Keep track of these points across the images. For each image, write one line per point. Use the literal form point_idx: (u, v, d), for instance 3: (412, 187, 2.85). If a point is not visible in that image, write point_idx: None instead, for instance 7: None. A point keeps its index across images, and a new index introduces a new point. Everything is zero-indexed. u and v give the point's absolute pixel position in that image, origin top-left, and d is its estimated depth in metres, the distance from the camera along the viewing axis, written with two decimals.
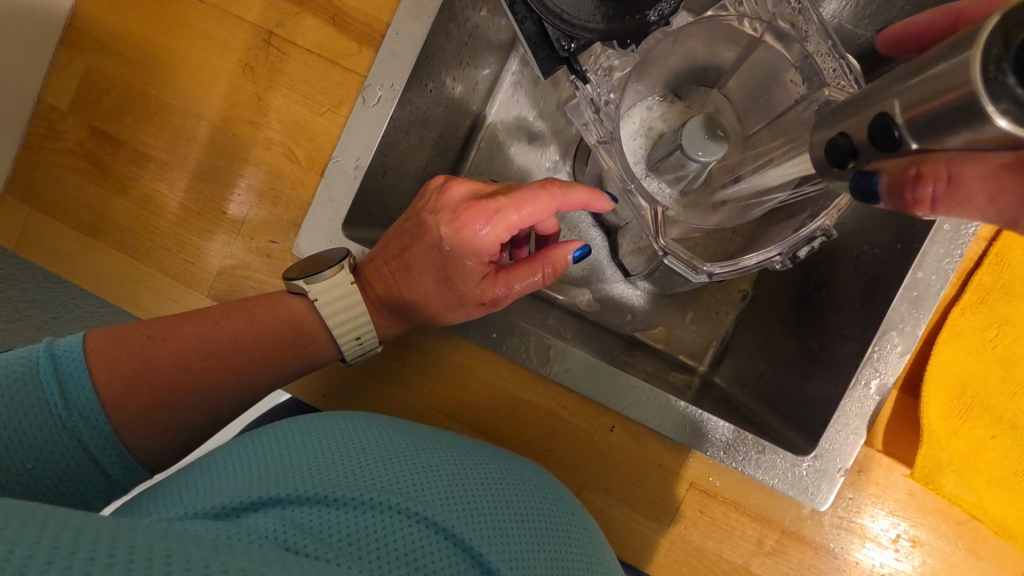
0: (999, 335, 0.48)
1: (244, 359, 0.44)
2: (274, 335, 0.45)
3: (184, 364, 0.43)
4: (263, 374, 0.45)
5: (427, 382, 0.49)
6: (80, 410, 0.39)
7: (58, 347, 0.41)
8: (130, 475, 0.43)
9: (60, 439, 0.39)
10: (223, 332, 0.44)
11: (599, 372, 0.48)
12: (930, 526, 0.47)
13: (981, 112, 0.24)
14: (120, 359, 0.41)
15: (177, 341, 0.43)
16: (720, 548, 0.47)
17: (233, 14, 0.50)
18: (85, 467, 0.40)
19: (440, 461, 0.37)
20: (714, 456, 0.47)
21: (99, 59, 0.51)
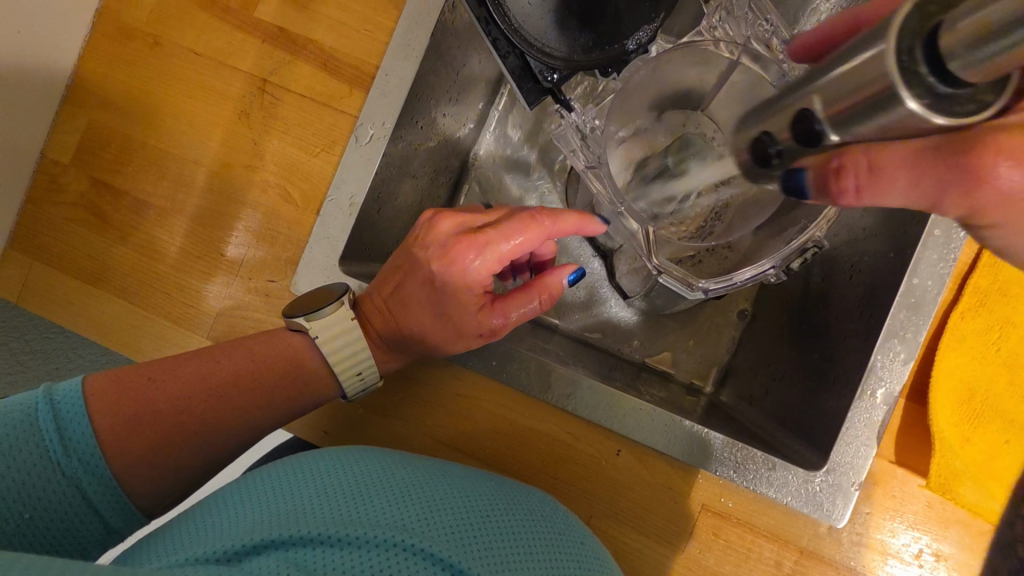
0: (1001, 336, 0.48)
1: (246, 397, 0.44)
2: (278, 375, 0.45)
3: (185, 408, 0.43)
4: (264, 416, 0.45)
5: (429, 414, 0.48)
6: (80, 456, 0.39)
7: (58, 392, 0.40)
8: (129, 524, 0.42)
9: (60, 488, 0.38)
10: (225, 371, 0.44)
11: (600, 394, 0.48)
12: (953, 539, 0.46)
13: (896, 100, 0.25)
14: (121, 406, 0.41)
15: (179, 381, 0.43)
16: (738, 572, 0.46)
17: (228, 65, 0.52)
18: (86, 517, 0.40)
19: (446, 494, 0.36)
20: (725, 475, 0.46)
21: (100, 113, 0.53)
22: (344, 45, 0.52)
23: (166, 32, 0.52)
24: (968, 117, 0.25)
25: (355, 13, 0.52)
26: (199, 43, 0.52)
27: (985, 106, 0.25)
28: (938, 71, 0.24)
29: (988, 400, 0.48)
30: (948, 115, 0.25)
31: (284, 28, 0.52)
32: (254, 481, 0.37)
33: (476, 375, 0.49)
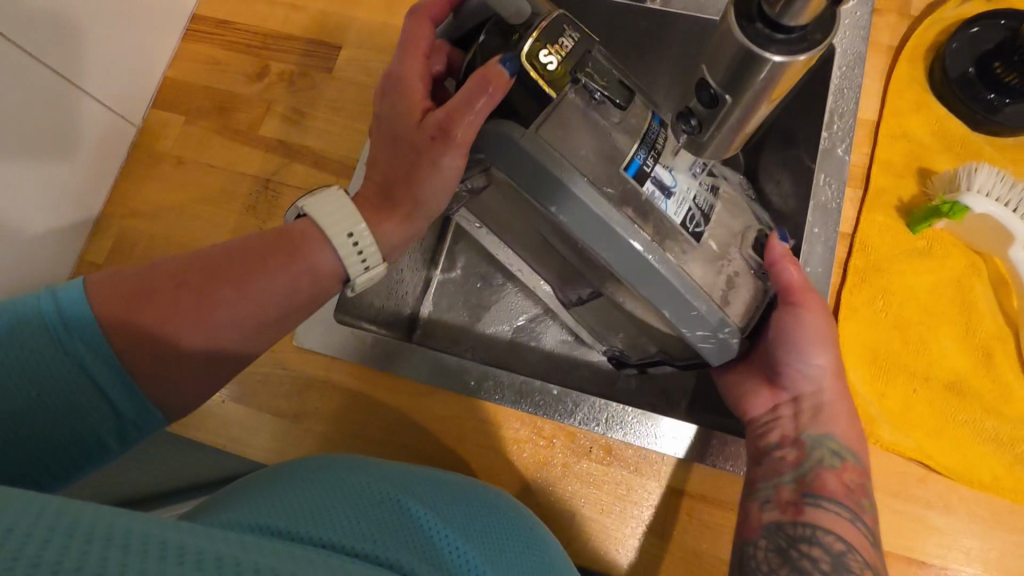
0: (884, 298, 0.54)
1: (230, 285, 0.43)
2: (300, 241, 0.45)
3: (196, 304, 0.43)
4: (274, 305, 0.45)
5: (418, 437, 0.55)
6: (81, 336, 0.40)
7: (61, 296, 0.40)
8: (147, 422, 0.44)
9: (87, 381, 0.40)
10: (222, 287, 0.43)
11: (567, 400, 0.55)
12: (925, 501, 0.49)
13: (755, 55, 0.30)
14: (145, 301, 0.41)
15: (174, 265, 0.44)
16: (715, 549, 0.50)
17: (235, 172, 0.64)
18: (113, 420, 0.42)
19: (446, 511, 0.41)
20: (683, 455, 0.52)
21: (128, 222, 0.64)
22: (328, 148, 0.64)
23: (188, 153, 0.65)
24: (805, 52, 0.30)
25: (338, 122, 0.64)
26: (213, 160, 0.65)
27: (817, 44, 0.30)
28: (773, 42, 0.30)
29: (899, 354, 0.52)
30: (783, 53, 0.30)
31: (280, 139, 0.65)
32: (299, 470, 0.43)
33: (450, 394, 0.56)
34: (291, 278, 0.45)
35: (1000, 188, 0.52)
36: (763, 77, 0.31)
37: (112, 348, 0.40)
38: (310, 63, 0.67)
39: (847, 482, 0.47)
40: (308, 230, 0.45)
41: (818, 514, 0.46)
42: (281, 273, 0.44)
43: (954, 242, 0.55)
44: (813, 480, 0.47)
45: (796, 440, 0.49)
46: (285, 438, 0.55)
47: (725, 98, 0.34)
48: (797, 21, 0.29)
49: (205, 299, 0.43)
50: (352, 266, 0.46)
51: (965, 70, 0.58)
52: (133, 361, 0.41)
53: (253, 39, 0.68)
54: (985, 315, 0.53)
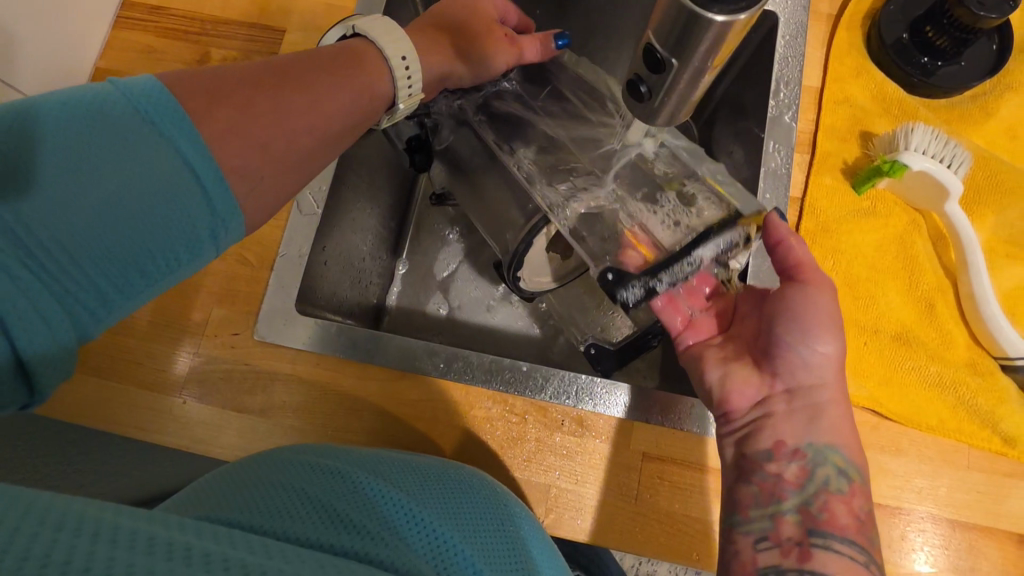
0: (835, 257, 0.56)
1: (290, 69, 0.43)
2: (361, 58, 0.47)
3: (261, 101, 0.40)
4: (337, 120, 0.44)
5: (389, 422, 0.55)
6: (163, 116, 0.34)
7: (136, 85, 0.35)
8: (228, 223, 0.37)
9: (173, 165, 0.34)
10: (278, 95, 0.41)
11: (538, 375, 0.55)
12: (878, 447, 0.52)
13: (697, 16, 0.31)
14: (224, 97, 0.38)
15: (238, 71, 0.41)
16: (687, 508, 0.51)
17: None
18: (204, 219, 0.36)
19: (428, 499, 0.40)
20: (650, 420, 0.53)
21: None
22: None
23: None
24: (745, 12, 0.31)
25: None
26: None
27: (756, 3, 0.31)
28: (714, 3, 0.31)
29: (851, 310, 0.55)
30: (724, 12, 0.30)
31: None
32: (285, 457, 0.43)
33: (420, 378, 0.56)
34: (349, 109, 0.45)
35: (935, 146, 0.55)
36: (707, 38, 0.32)
37: (203, 134, 0.36)
38: (253, 48, 0.64)
39: (855, 511, 0.46)
40: (366, 50, 0.47)
41: (823, 552, 0.44)
42: (342, 89, 0.44)
43: (896, 199, 0.58)
44: (820, 512, 0.46)
45: (796, 451, 0.48)
46: (252, 434, 0.54)
47: (671, 61, 0.34)
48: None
49: (286, 99, 0.41)
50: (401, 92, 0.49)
51: (899, 36, 0.60)
52: (222, 149, 0.36)
53: (191, 25, 0.65)
54: (927, 267, 0.56)
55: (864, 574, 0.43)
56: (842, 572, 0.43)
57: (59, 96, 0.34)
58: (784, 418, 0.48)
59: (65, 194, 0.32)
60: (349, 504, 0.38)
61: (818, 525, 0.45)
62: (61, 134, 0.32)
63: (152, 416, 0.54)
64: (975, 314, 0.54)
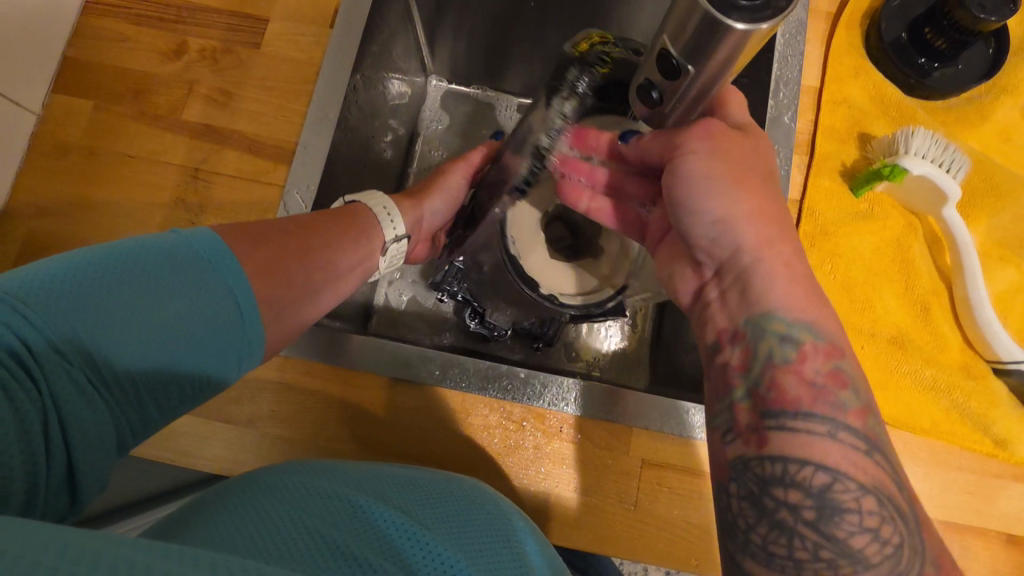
0: (834, 262, 0.56)
1: (306, 224, 0.50)
2: (366, 234, 0.55)
3: (290, 246, 0.48)
4: (344, 258, 0.52)
5: (383, 430, 0.53)
6: (211, 265, 0.43)
7: (192, 241, 0.43)
8: (246, 357, 0.45)
9: (221, 311, 0.42)
10: (307, 237, 0.50)
11: (535, 381, 0.54)
12: None
13: (719, 22, 0.29)
14: (259, 249, 0.46)
15: (260, 224, 0.48)
16: (686, 515, 0.51)
17: (159, 161, 0.58)
18: (235, 347, 0.44)
19: (429, 519, 0.40)
20: (649, 427, 0.53)
21: (36, 222, 0.57)
22: (263, 131, 0.59)
23: (101, 142, 0.59)
24: (768, 22, 0.30)
25: (271, 104, 0.59)
26: (131, 149, 0.58)
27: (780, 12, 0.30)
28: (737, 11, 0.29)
29: (848, 315, 0.55)
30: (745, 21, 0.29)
31: (208, 124, 0.59)
32: (278, 476, 0.42)
33: (414, 384, 0.54)
34: (356, 260, 0.54)
35: (934, 150, 0.55)
36: (726, 45, 0.31)
37: (244, 278, 0.44)
38: (233, 38, 0.61)
39: (810, 377, 0.39)
40: (363, 213, 0.56)
41: (786, 438, 0.38)
42: (342, 239, 0.52)
43: (893, 203, 0.58)
44: (770, 391, 0.40)
45: (736, 335, 0.42)
46: (240, 445, 0.52)
47: (687, 67, 0.33)
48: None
49: (306, 248, 0.49)
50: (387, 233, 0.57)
51: (898, 36, 0.59)
52: (258, 286, 0.45)
53: (166, 12, 0.62)
54: (923, 271, 0.56)
55: (873, 466, 0.37)
56: (842, 462, 0.37)
57: (125, 245, 0.42)
58: (720, 306, 0.44)
59: (136, 340, 0.39)
60: (351, 530, 0.37)
61: (780, 406, 0.39)
62: (129, 282, 0.39)
63: None
64: (969, 317, 0.55)
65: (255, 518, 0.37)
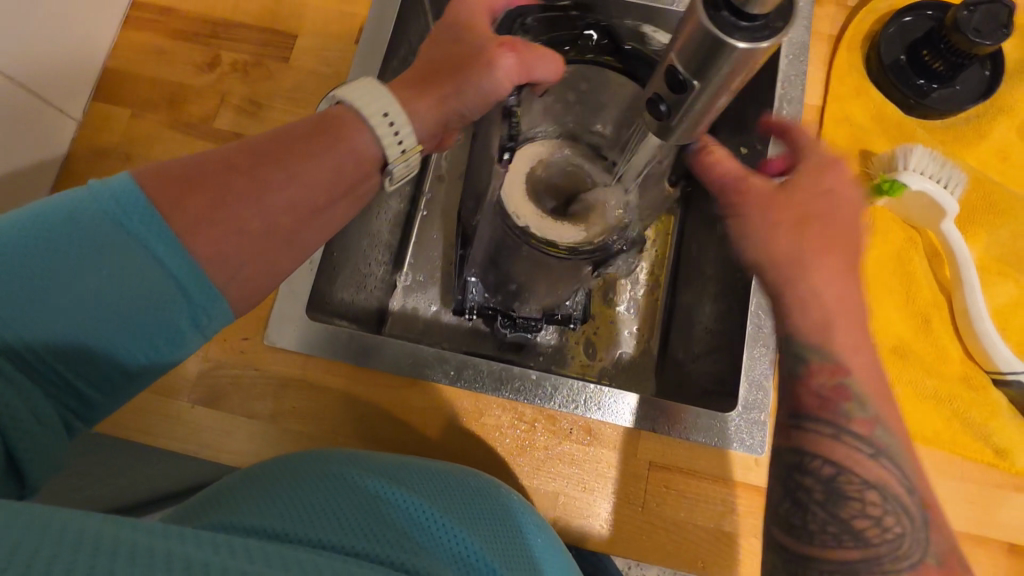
0: None
1: (284, 145, 0.43)
2: (341, 129, 0.45)
3: (258, 173, 0.42)
4: (318, 195, 0.44)
5: (399, 427, 0.55)
6: (141, 218, 0.38)
7: (112, 188, 0.39)
8: (208, 304, 0.41)
9: (156, 270, 0.39)
10: (281, 167, 0.43)
11: (546, 383, 0.56)
12: None
13: (722, 41, 0.32)
14: (201, 189, 0.40)
15: (224, 150, 0.43)
16: (693, 517, 0.52)
17: None
18: (185, 311, 0.41)
19: (438, 504, 0.41)
20: (657, 430, 0.55)
21: None
22: None
23: (137, 149, 0.62)
24: (768, 41, 0.32)
25: (298, 114, 0.63)
26: (165, 155, 0.62)
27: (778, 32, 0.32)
28: (738, 31, 0.32)
29: None
30: (746, 40, 0.32)
31: (238, 132, 0.62)
32: (292, 461, 0.44)
33: (429, 384, 0.56)
34: (327, 172, 0.44)
35: (932, 167, 0.57)
36: (728, 62, 0.33)
37: (174, 232, 0.39)
38: (264, 52, 0.64)
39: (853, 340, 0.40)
40: (343, 114, 0.45)
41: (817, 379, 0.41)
42: (326, 152, 0.44)
43: (893, 217, 0.60)
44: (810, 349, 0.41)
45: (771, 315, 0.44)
46: (261, 440, 0.54)
47: (692, 82, 0.36)
48: (759, 9, 0.31)
49: (282, 173, 0.43)
50: (392, 149, 0.46)
51: (898, 58, 0.62)
52: (194, 243, 0.39)
53: (202, 27, 0.65)
54: (923, 283, 0.58)
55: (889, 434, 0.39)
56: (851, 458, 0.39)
57: (57, 200, 0.39)
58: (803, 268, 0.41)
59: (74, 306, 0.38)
60: (363, 512, 0.39)
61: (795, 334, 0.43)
62: (54, 241, 0.38)
63: (160, 422, 0.54)
64: (968, 329, 0.57)
65: (273, 500, 0.38)
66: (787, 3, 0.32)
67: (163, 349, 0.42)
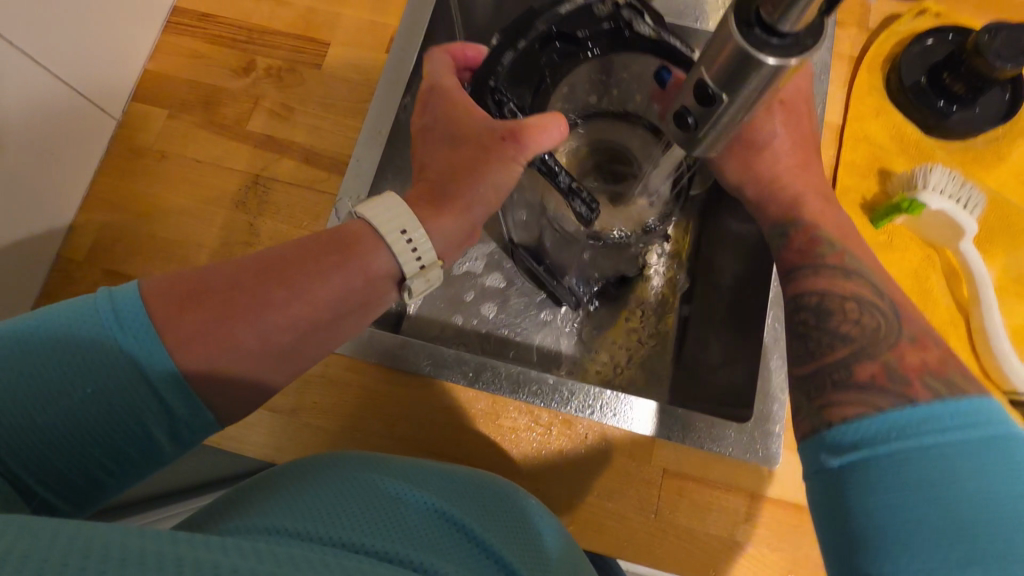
0: None
1: (298, 262, 0.47)
2: (354, 245, 0.48)
3: (268, 292, 0.45)
4: (334, 303, 0.47)
5: (417, 426, 0.56)
6: (138, 334, 0.41)
7: (118, 300, 0.41)
8: (190, 416, 0.43)
9: (141, 382, 0.41)
10: (291, 289, 0.46)
11: (563, 388, 0.57)
12: None
13: (753, 58, 0.33)
14: (205, 303, 0.43)
15: (232, 266, 0.46)
16: (706, 526, 0.53)
17: (224, 168, 0.63)
18: (165, 420, 0.42)
19: (458, 507, 0.42)
20: (671, 438, 0.55)
21: (110, 218, 0.62)
22: (320, 145, 0.64)
23: (172, 148, 0.64)
24: (798, 57, 0.33)
25: (328, 119, 0.65)
26: (199, 155, 0.64)
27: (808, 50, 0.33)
28: (770, 46, 0.33)
29: None
30: (777, 56, 0.33)
31: (271, 135, 0.64)
32: (309, 466, 0.44)
33: (448, 384, 0.57)
34: (339, 296, 0.47)
35: (951, 187, 0.58)
36: (757, 76, 0.34)
37: (166, 349, 0.41)
38: (298, 59, 0.67)
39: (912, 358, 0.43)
40: (360, 231, 0.48)
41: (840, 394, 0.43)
42: (338, 272, 0.47)
43: (912, 235, 0.60)
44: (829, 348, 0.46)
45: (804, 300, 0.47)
46: (282, 434, 0.55)
47: (721, 96, 0.37)
48: (790, 27, 0.32)
49: (295, 289, 0.46)
50: (408, 264, 0.49)
51: (919, 79, 0.63)
52: (187, 359, 0.42)
53: (239, 33, 0.68)
54: (941, 301, 0.58)
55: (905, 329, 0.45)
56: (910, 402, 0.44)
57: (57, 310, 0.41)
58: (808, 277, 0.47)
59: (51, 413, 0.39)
60: (385, 515, 0.39)
61: (814, 286, 0.50)
62: (46, 354, 0.39)
63: None
64: (985, 348, 0.57)
65: (295, 504, 0.38)
66: (817, 22, 0.33)
67: (131, 459, 0.43)
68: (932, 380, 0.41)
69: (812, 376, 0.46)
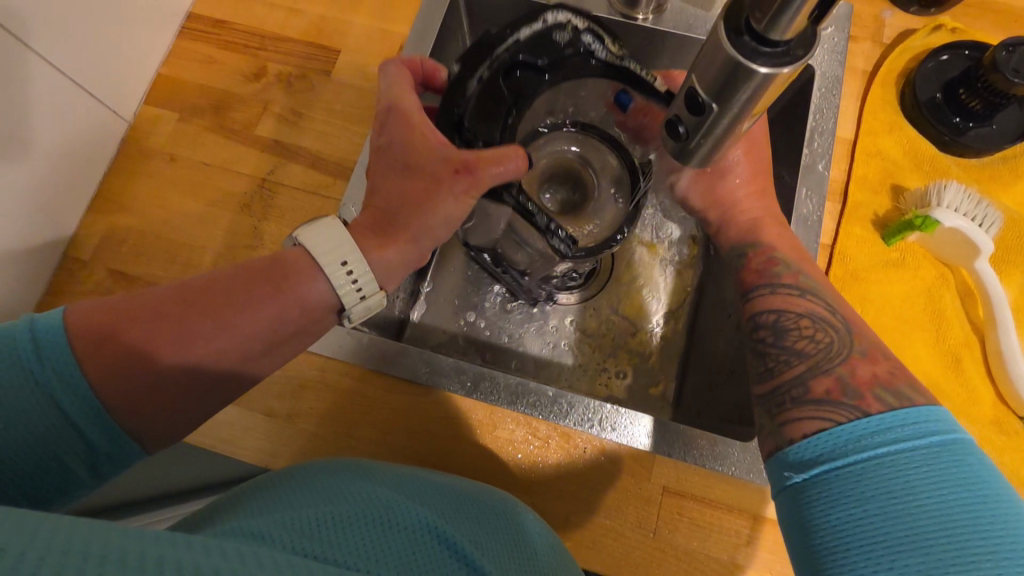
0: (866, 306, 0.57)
1: (225, 291, 0.45)
2: (291, 274, 0.46)
3: (194, 319, 0.44)
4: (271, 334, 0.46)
5: (413, 434, 0.55)
6: (54, 365, 0.40)
7: (41, 326, 0.41)
8: (114, 446, 0.43)
9: (55, 410, 0.40)
10: (223, 321, 0.44)
11: (563, 400, 0.56)
12: None
13: (744, 67, 0.32)
14: (143, 324, 0.43)
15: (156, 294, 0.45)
16: (706, 547, 0.51)
17: (231, 170, 0.64)
18: (84, 454, 0.41)
19: (447, 520, 0.40)
20: (672, 454, 0.54)
21: (118, 216, 0.63)
22: (326, 150, 0.64)
23: (182, 150, 0.65)
24: (788, 67, 0.32)
25: (335, 125, 0.65)
26: (207, 157, 0.64)
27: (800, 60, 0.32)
28: (759, 55, 0.32)
29: None
30: (768, 64, 0.32)
31: (279, 139, 0.65)
32: (299, 472, 0.43)
33: (446, 393, 0.56)
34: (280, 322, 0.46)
35: (965, 205, 0.56)
36: (750, 86, 0.34)
37: (87, 380, 0.40)
38: (309, 65, 0.67)
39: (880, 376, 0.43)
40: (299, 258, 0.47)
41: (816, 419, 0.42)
42: (271, 302, 0.46)
43: (925, 253, 0.59)
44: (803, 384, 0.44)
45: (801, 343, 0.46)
46: (278, 437, 0.55)
47: (711, 105, 0.37)
48: (781, 35, 0.31)
49: (218, 321, 0.44)
50: (349, 297, 0.47)
51: (933, 96, 0.62)
52: (105, 390, 0.41)
53: (253, 39, 0.69)
54: (955, 322, 0.57)
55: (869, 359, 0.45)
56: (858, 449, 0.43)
57: None
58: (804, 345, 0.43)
59: None
60: (372, 525, 0.38)
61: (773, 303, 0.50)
62: None
63: None
64: (1001, 373, 0.55)
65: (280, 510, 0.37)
66: (809, 32, 0.32)
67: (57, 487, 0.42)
68: (883, 392, 0.41)
69: (774, 394, 0.46)
